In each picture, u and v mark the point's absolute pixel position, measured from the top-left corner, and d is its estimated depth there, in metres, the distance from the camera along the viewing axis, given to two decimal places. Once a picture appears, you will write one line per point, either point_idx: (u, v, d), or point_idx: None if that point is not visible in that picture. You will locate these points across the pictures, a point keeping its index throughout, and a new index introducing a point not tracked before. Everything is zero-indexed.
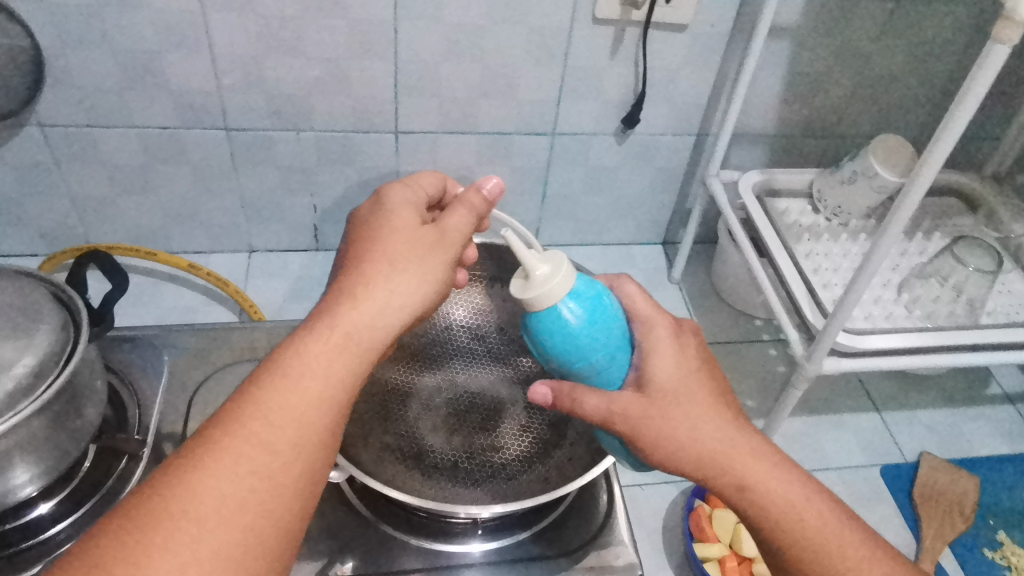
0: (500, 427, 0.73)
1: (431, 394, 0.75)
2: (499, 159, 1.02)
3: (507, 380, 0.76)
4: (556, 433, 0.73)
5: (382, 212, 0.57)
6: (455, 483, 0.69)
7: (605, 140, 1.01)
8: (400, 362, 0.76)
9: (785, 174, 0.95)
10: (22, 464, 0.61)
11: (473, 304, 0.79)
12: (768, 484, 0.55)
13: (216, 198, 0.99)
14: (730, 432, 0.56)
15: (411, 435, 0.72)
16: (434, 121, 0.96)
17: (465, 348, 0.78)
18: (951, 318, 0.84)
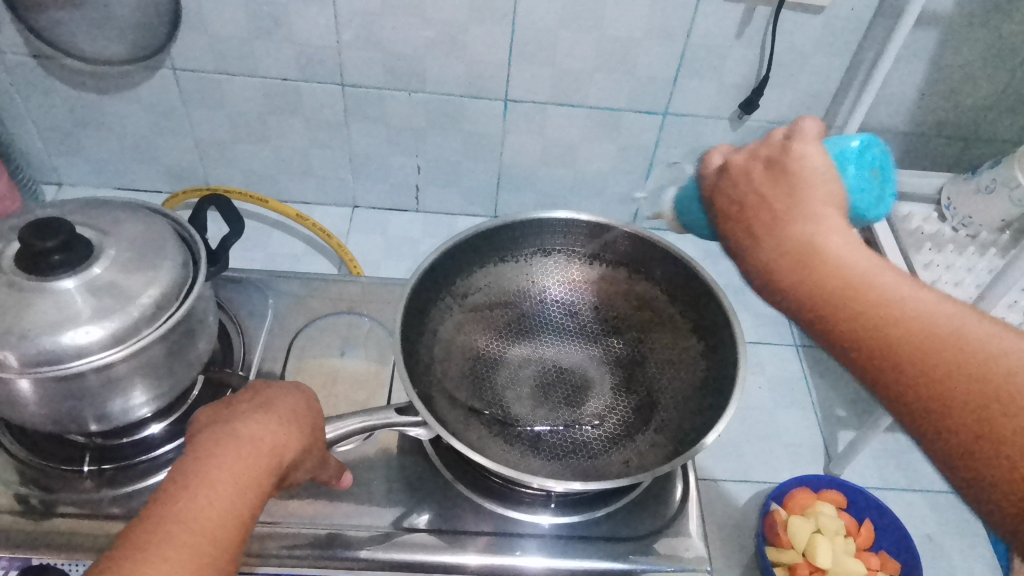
0: (584, 404, 0.74)
1: (519, 365, 0.76)
2: (606, 136, 1.00)
3: (595, 360, 0.77)
4: (641, 418, 0.73)
5: (259, 386, 0.60)
6: (534, 455, 0.70)
7: (719, 124, 0.97)
8: (490, 329, 0.77)
9: (912, 176, 0.89)
10: (141, 387, 0.66)
11: (570, 280, 0.80)
12: (790, 251, 0.42)
13: (327, 151, 1.02)
14: (763, 218, 0.45)
15: (496, 402, 0.73)
16: (544, 91, 0.94)
17: (557, 323, 0.78)
18: None
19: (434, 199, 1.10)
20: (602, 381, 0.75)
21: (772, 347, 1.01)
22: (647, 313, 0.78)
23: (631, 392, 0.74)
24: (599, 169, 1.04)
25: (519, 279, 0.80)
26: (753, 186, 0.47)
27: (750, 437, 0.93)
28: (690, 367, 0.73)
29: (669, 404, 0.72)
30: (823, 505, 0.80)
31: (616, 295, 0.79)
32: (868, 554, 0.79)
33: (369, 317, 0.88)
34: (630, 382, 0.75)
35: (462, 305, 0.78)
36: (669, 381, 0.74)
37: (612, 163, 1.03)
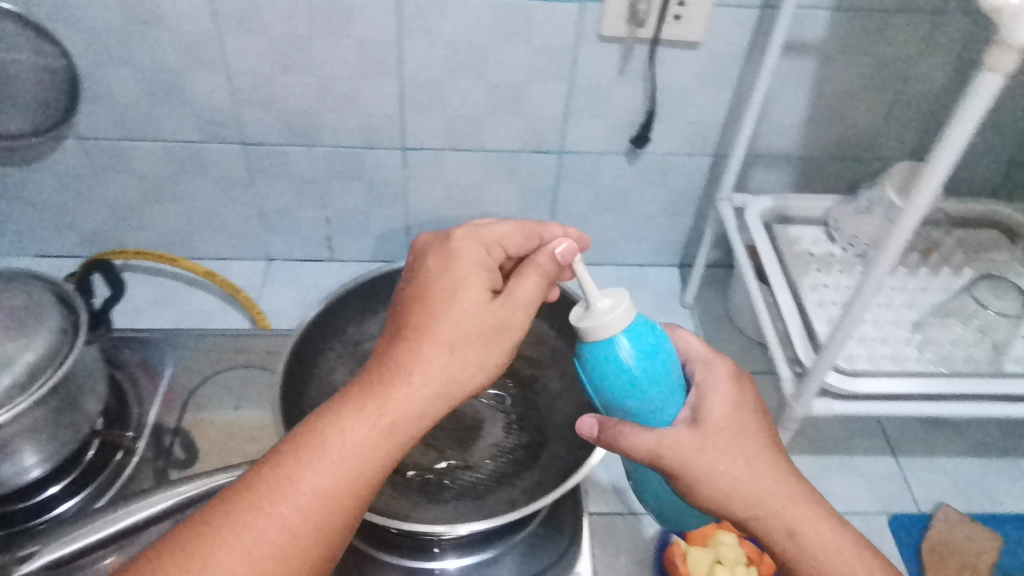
0: (474, 444, 0.75)
1: None
2: (506, 177, 1.02)
3: (487, 399, 0.79)
4: (529, 456, 0.74)
5: (451, 280, 0.55)
6: (421, 498, 0.70)
7: (615, 159, 0.99)
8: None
9: (800, 199, 0.88)
10: (27, 451, 0.66)
11: None
12: (784, 496, 0.55)
13: (236, 208, 1.04)
14: (763, 468, 0.56)
15: None
16: (440, 137, 0.97)
17: None
18: (969, 364, 0.75)
19: (347, 248, 1.11)
20: (493, 419, 0.78)
21: None
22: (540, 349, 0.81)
23: (521, 427, 0.77)
24: (504, 208, 1.06)
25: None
26: (745, 429, 0.56)
27: None
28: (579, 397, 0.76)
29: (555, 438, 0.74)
30: (722, 534, 0.79)
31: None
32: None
33: (269, 372, 0.88)
34: (521, 417, 0.78)
35: (354, 354, 0.79)
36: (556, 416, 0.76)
37: (516, 202, 1.05)
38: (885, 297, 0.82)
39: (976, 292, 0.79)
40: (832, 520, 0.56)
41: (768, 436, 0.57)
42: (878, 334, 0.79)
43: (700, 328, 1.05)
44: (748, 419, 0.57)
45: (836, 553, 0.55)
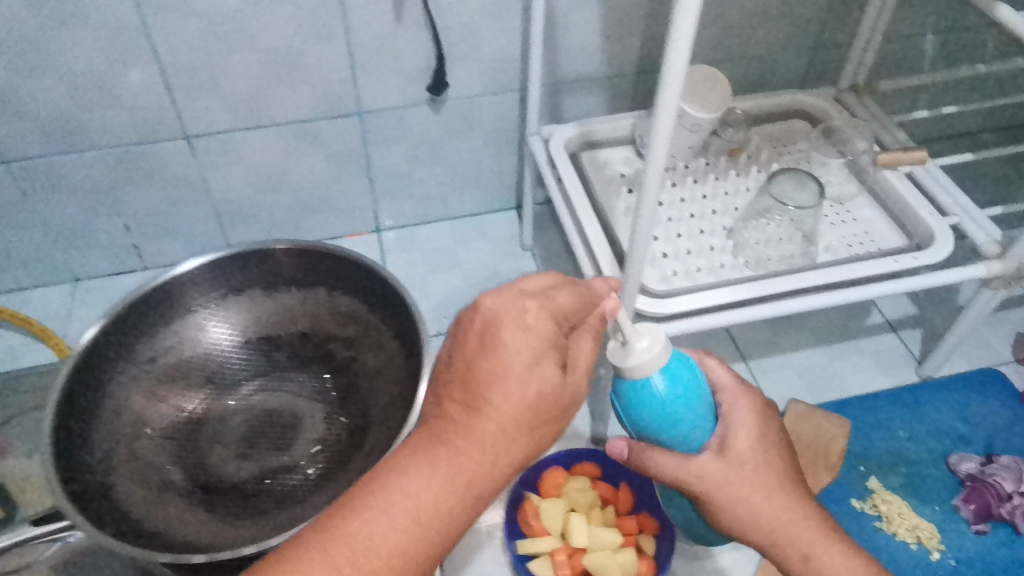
0: (295, 444, 0.70)
1: (225, 419, 0.71)
2: (309, 149, 0.95)
3: (306, 393, 0.74)
4: (353, 444, 0.69)
5: (490, 341, 0.43)
6: (239, 516, 0.64)
7: (420, 111, 0.93)
8: (188, 389, 0.71)
9: (602, 123, 0.85)
10: None
11: (267, 314, 0.76)
12: (806, 528, 0.50)
13: (19, 232, 0.94)
14: (786, 502, 0.50)
15: (200, 466, 0.67)
16: (225, 119, 0.89)
17: (262, 366, 0.75)
18: (784, 261, 0.74)
19: (159, 253, 1.03)
20: (313, 413, 0.72)
21: None
22: (355, 329, 0.76)
23: (344, 416, 0.72)
24: (318, 181, 0.99)
25: (213, 327, 0.74)
26: (766, 456, 0.51)
27: None
28: (397, 372, 0.71)
29: (377, 421, 0.69)
30: (574, 481, 0.77)
31: (320, 320, 0.77)
32: (626, 518, 0.75)
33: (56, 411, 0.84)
34: (342, 406, 0.72)
35: (148, 372, 0.70)
36: (376, 397, 0.71)
37: (329, 173, 0.98)
38: (698, 209, 0.80)
39: (778, 187, 0.76)
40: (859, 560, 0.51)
41: (792, 463, 0.52)
42: (694, 247, 0.76)
43: (543, 269, 1.02)
44: (772, 442, 0.51)
45: None
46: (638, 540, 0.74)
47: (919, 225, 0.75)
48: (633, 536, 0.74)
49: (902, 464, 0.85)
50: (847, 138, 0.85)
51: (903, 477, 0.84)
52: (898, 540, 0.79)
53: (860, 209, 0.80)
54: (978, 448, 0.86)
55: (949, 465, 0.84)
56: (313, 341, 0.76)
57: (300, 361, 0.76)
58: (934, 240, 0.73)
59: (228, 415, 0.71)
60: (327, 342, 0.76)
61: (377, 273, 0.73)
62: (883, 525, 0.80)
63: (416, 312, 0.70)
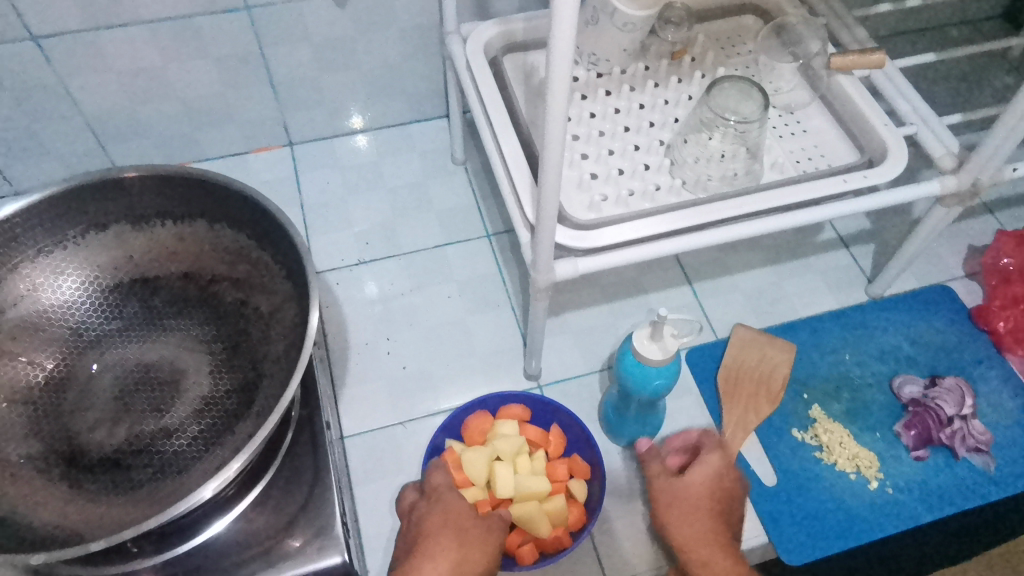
0: (174, 404, 0.62)
1: (93, 380, 0.62)
2: (190, 52, 0.80)
3: (188, 345, 0.64)
4: (242, 401, 0.61)
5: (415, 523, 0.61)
6: (109, 491, 0.57)
7: (320, 4, 0.79)
8: (47, 348, 0.62)
9: (527, 18, 0.72)
10: None
11: (137, 256, 0.66)
12: (712, 546, 0.58)
13: None
14: (710, 530, 0.59)
15: (61, 436, 0.59)
16: (75, 14, 0.73)
17: (134, 316, 0.65)
18: (726, 182, 0.67)
19: (27, 175, 0.88)
20: (197, 367, 0.63)
21: (460, 246, 0.87)
22: (243, 268, 0.66)
23: (233, 370, 0.63)
24: (207, 91, 0.85)
25: (75, 273, 0.64)
26: (705, 496, 0.61)
27: (440, 358, 0.79)
28: (290, 318, 0.63)
29: (268, 376, 0.61)
30: (499, 426, 0.70)
31: (203, 259, 0.67)
32: (556, 464, 0.69)
33: None
34: (230, 357, 0.64)
35: None
36: (267, 347, 0.63)
37: (219, 80, 0.84)
38: (633, 121, 0.70)
39: (721, 100, 0.67)
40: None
41: (728, 501, 0.61)
42: (627, 168, 0.68)
43: (475, 186, 0.92)
44: (713, 484, 0.61)
45: None
46: (569, 485, 0.68)
47: (871, 136, 0.67)
48: (563, 482, 0.69)
49: (846, 390, 0.82)
50: (802, 37, 0.73)
51: (845, 404, 0.81)
52: (837, 471, 0.76)
53: (812, 119, 0.72)
54: (923, 370, 0.83)
55: (893, 389, 0.81)
56: (196, 283, 0.67)
57: (181, 307, 0.66)
58: (887, 154, 0.65)
59: (98, 375, 0.63)
60: (212, 285, 0.67)
61: (259, 206, 0.63)
62: (823, 455, 0.77)
63: (304, 249, 0.60)
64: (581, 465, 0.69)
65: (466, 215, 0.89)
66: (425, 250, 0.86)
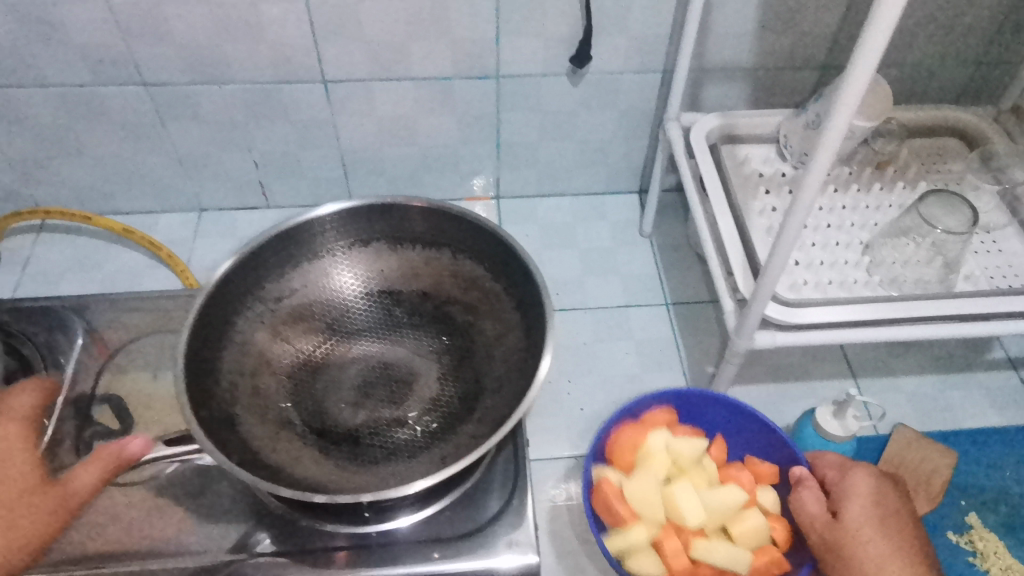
0: (406, 399, 0.70)
1: (342, 367, 0.72)
2: (441, 107, 0.95)
3: (420, 351, 0.73)
4: (464, 407, 0.69)
5: None
6: (351, 461, 0.65)
7: (558, 82, 0.93)
8: (310, 334, 0.73)
9: (747, 117, 0.82)
10: None
11: (388, 271, 0.77)
12: (846, 484, 0.66)
13: (154, 156, 0.96)
14: (846, 475, 0.67)
15: (315, 410, 0.68)
16: (364, 67, 0.88)
17: (380, 319, 0.75)
18: (920, 285, 0.71)
19: (280, 193, 1.04)
20: (427, 370, 0.71)
21: (641, 309, 0.98)
22: (474, 295, 0.76)
23: (456, 381, 0.71)
24: (443, 141, 0.99)
25: (342, 276, 0.76)
26: (837, 465, 0.69)
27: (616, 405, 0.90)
28: (513, 343, 0.71)
29: (488, 389, 0.69)
30: (652, 438, 0.74)
31: (442, 283, 0.77)
32: (738, 472, 0.74)
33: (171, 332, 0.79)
34: (457, 368, 0.72)
35: (277, 313, 0.73)
36: (490, 368, 0.70)
37: (457, 133, 0.98)
38: (837, 218, 0.78)
39: (928, 209, 0.74)
40: (888, 527, 0.62)
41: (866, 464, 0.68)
42: (827, 259, 0.74)
43: (659, 257, 1.04)
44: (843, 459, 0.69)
45: (863, 532, 0.61)
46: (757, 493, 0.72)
47: None
48: (752, 490, 0.72)
49: (1006, 505, 0.83)
50: (1005, 164, 0.80)
51: (1003, 517, 0.82)
52: None
53: (1010, 241, 0.76)
54: None
55: None
56: (432, 300, 0.76)
57: (416, 318, 0.75)
58: None
59: (346, 363, 0.72)
60: (447, 305, 0.76)
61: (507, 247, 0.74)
62: (978, 562, 0.78)
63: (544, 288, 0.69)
64: (764, 469, 0.74)
65: (649, 279, 1.01)
66: (612, 307, 0.98)
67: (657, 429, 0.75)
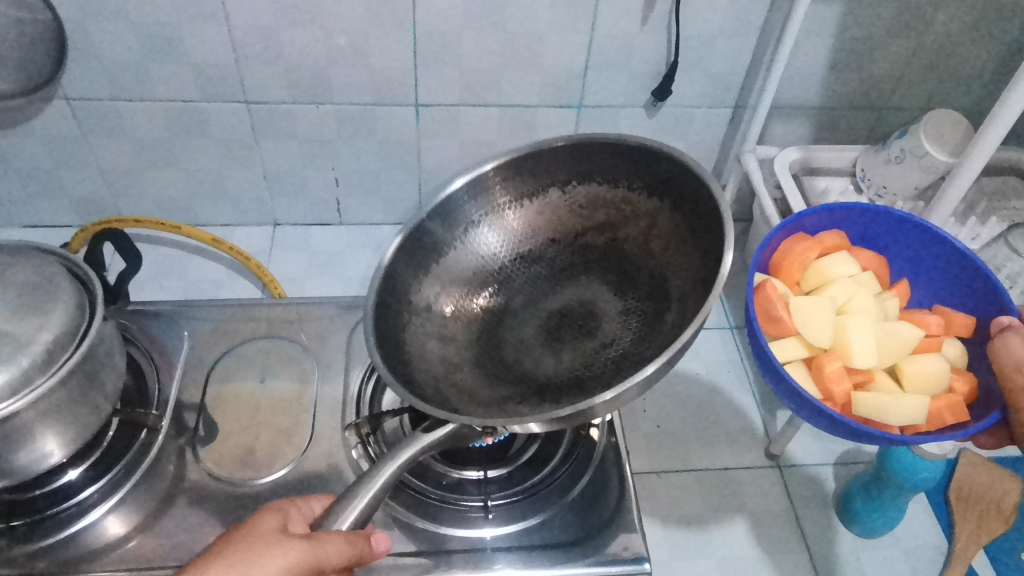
0: (601, 324, 0.59)
1: (521, 323, 0.61)
2: (522, 134, 0.99)
3: (585, 278, 0.62)
4: (657, 304, 0.57)
5: None
6: (561, 402, 0.54)
7: (636, 113, 0.97)
8: (474, 306, 0.61)
9: (826, 151, 0.91)
10: (53, 435, 0.61)
11: (509, 227, 0.63)
12: None
13: (240, 171, 0.99)
14: None
15: (518, 368, 0.58)
16: (457, 92, 0.92)
17: (521, 269, 0.63)
18: None
19: (357, 210, 1.08)
20: (597, 291, 0.61)
21: (707, 331, 1.02)
22: (601, 212, 0.62)
23: (634, 287, 0.59)
24: None
25: (467, 256, 0.62)
26: None
27: (692, 426, 0.93)
28: (666, 227, 0.59)
29: (670, 275, 0.57)
30: (828, 259, 0.69)
31: (559, 217, 0.63)
32: (929, 317, 0.66)
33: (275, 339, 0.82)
34: (629, 277, 0.60)
35: (429, 318, 0.60)
36: (680, 257, 0.57)
37: None
38: None
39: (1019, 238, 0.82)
40: None
41: None
42: None
43: (721, 283, 1.07)
44: None
45: None
46: (938, 342, 0.65)
47: None
48: (938, 337, 0.65)
49: None
50: None
51: None
52: None
53: None
54: None
55: None
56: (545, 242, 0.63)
57: (560, 262, 0.63)
58: None
59: (521, 321, 0.61)
60: (582, 238, 0.63)
61: (651, 145, 0.58)
62: None
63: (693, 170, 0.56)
64: (957, 317, 0.66)
65: (712, 304, 1.05)
66: None
67: (836, 250, 0.70)
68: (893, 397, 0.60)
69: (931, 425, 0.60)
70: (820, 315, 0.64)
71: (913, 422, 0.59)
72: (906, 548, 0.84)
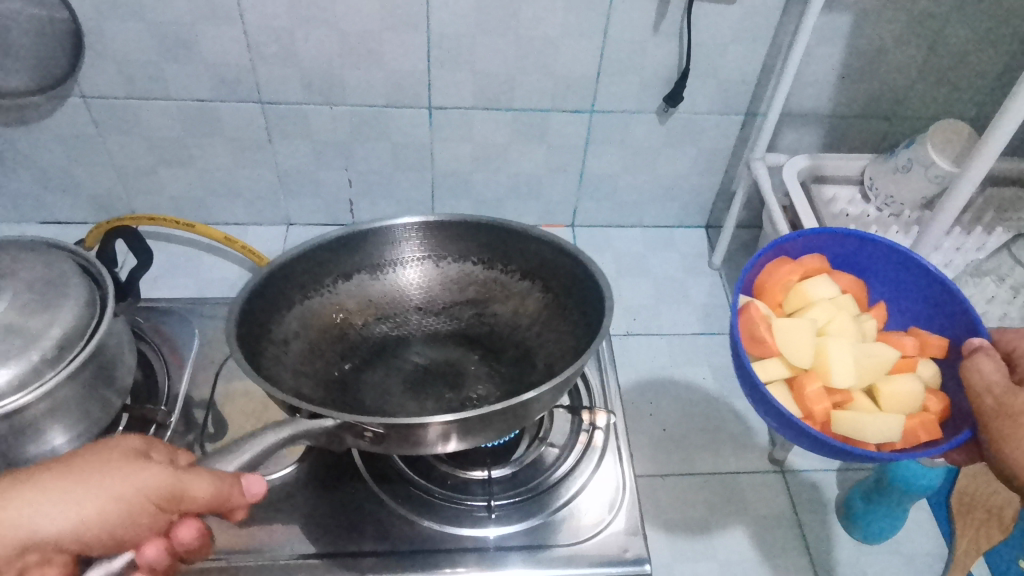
0: (467, 381, 0.68)
1: (383, 370, 0.68)
2: (534, 138, 0.99)
3: (456, 339, 0.71)
4: (519, 370, 0.67)
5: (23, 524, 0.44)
6: None
7: (647, 118, 0.98)
8: (346, 349, 0.68)
9: (834, 159, 0.91)
10: (61, 428, 0.62)
11: (408, 281, 0.72)
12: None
13: (253, 170, 1.00)
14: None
15: (377, 407, 0.65)
16: (469, 95, 0.93)
17: (407, 322, 0.71)
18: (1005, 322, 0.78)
19: (368, 211, 1.09)
20: (466, 356, 0.70)
21: (714, 337, 1.02)
22: (477, 289, 0.72)
23: (501, 357, 0.69)
24: (530, 170, 1.04)
25: (353, 299, 0.70)
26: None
27: (697, 431, 0.93)
28: (534, 306, 0.70)
29: (540, 345, 0.68)
30: (809, 280, 0.67)
31: (444, 287, 0.72)
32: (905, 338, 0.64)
33: None
34: (491, 347, 0.70)
35: (298, 340, 0.66)
36: (551, 332, 0.68)
37: (545, 162, 1.03)
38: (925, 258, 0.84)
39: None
40: None
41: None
42: None
43: (729, 290, 1.08)
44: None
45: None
46: (914, 362, 0.63)
47: None
48: (912, 358, 0.64)
49: None
50: None
51: None
52: None
53: None
54: None
55: None
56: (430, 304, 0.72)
57: (437, 328, 0.71)
58: None
59: (388, 368, 0.69)
60: (455, 308, 0.72)
61: (526, 237, 0.69)
62: None
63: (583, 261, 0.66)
64: (933, 338, 0.64)
65: (719, 310, 1.05)
66: (685, 334, 1.02)
67: (817, 273, 0.68)
68: (870, 414, 0.58)
69: (905, 442, 0.59)
70: (800, 334, 0.62)
71: (889, 440, 0.58)
72: (908, 555, 0.84)
